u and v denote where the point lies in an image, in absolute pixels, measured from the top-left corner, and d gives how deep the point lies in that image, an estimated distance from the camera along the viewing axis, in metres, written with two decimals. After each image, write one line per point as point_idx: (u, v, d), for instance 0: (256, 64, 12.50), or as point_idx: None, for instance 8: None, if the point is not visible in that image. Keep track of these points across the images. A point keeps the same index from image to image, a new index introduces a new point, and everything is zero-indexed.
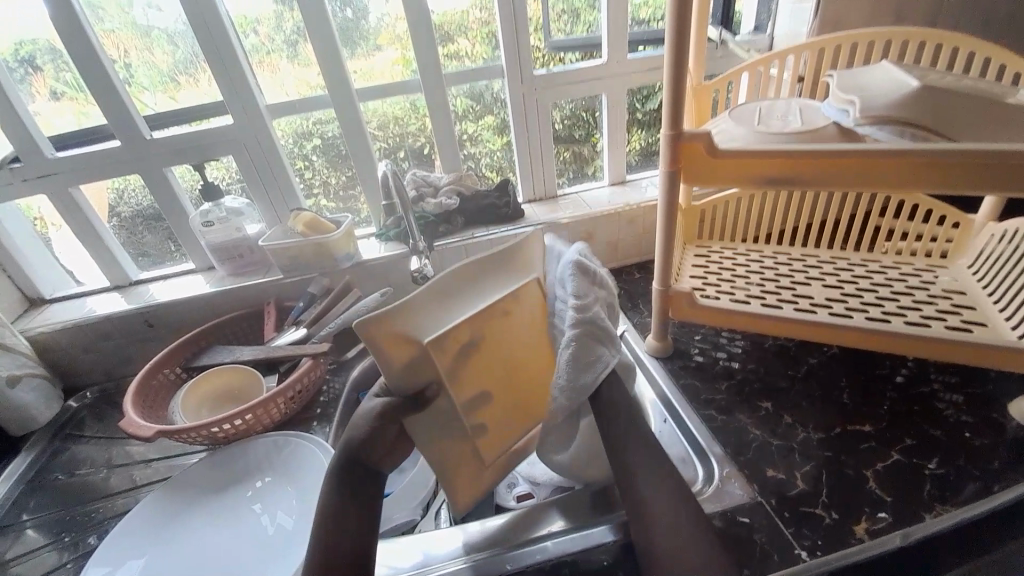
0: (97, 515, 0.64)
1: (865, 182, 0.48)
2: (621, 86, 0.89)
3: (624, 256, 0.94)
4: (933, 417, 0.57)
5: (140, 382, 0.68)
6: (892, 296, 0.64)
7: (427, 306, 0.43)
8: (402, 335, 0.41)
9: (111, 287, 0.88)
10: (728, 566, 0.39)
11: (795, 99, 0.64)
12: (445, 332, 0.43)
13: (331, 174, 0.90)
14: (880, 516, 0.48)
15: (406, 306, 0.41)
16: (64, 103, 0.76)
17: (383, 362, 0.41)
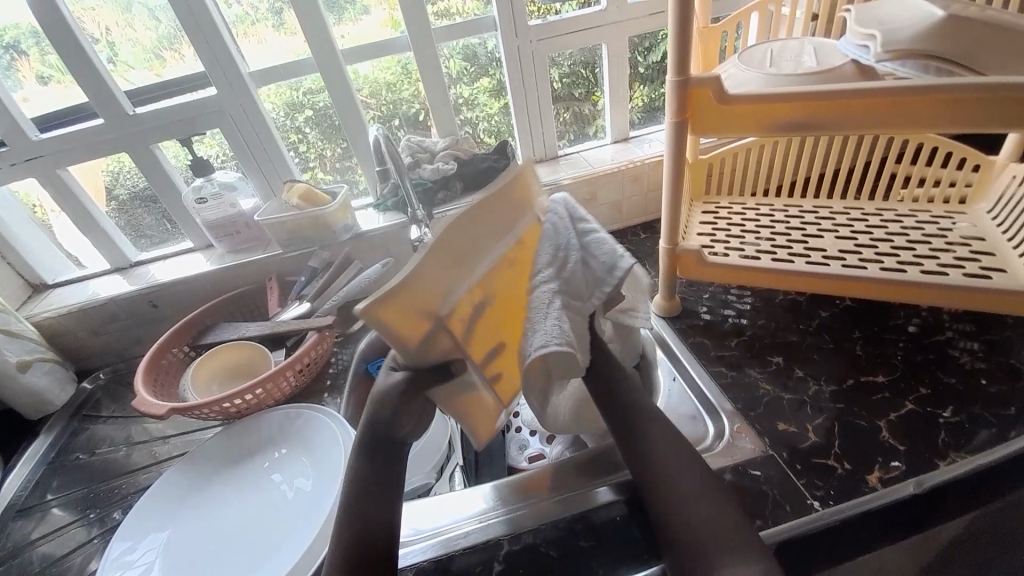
0: (120, 491, 0.66)
1: (880, 125, 0.46)
2: (622, 37, 0.85)
3: (628, 217, 0.91)
4: (948, 365, 0.56)
5: (150, 361, 0.69)
6: (908, 245, 0.62)
7: (441, 268, 0.37)
8: (416, 310, 0.36)
9: (112, 270, 0.87)
10: None
11: (810, 39, 0.60)
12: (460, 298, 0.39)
13: (326, 146, 0.87)
14: (893, 465, 0.48)
15: (415, 274, 0.35)
16: (51, 88, 0.73)
17: (396, 339, 0.35)
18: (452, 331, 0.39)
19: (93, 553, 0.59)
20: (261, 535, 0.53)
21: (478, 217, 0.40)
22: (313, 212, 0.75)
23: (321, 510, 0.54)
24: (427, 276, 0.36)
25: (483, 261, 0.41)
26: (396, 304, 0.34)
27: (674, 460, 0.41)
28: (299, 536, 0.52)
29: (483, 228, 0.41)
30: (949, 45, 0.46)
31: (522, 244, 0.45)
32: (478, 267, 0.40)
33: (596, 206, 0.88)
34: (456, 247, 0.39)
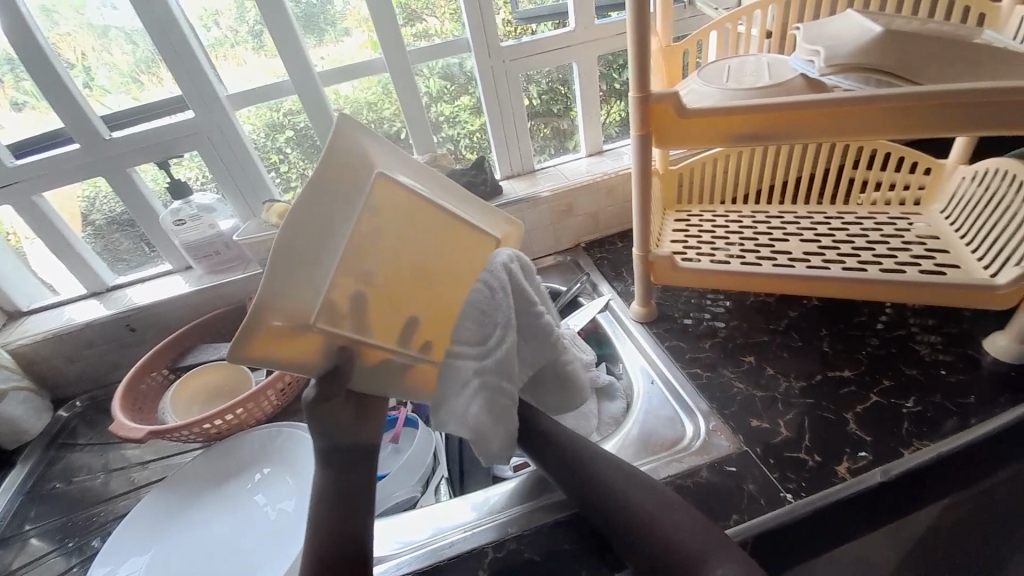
0: (98, 519, 0.65)
1: (831, 135, 0.49)
2: (593, 55, 0.88)
3: (605, 227, 0.94)
4: (910, 357, 0.58)
5: (127, 386, 0.68)
6: (868, 245, 0.65)
7: (289, 281, 0.41)
8: (284, 327, 0.42)
9: (88, 295, 0.86)
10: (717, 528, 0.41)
11: (764, 55, 0.64)
12: (325, 297, 0.44)
13: (307, 166, 0.88)
14: (861, 455, 0.49)
15: (264, 302, 0.41)
16: (27, 113, 0.73)
17: (283, 354, 0.43)
18: (332, 328, 0.45)
19: None
20: (243, 557, 0.53)
21: (314, 216, 0.42)
22: None
23: (303, 529, 0.53)
24: (285, 294, 0.42)
25: (336, 253, 0.44)
26: (263, 336, 0.41)
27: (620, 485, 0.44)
28: (283, 555, 0.52)
29: (326, 224, 0.42)
30: (888, 59, 0.49)
31: (378, 209, 0.45)
32: (334, 262, 0.44)
33: (573, 218, 0.91)
34: (306, 259, 0.42)
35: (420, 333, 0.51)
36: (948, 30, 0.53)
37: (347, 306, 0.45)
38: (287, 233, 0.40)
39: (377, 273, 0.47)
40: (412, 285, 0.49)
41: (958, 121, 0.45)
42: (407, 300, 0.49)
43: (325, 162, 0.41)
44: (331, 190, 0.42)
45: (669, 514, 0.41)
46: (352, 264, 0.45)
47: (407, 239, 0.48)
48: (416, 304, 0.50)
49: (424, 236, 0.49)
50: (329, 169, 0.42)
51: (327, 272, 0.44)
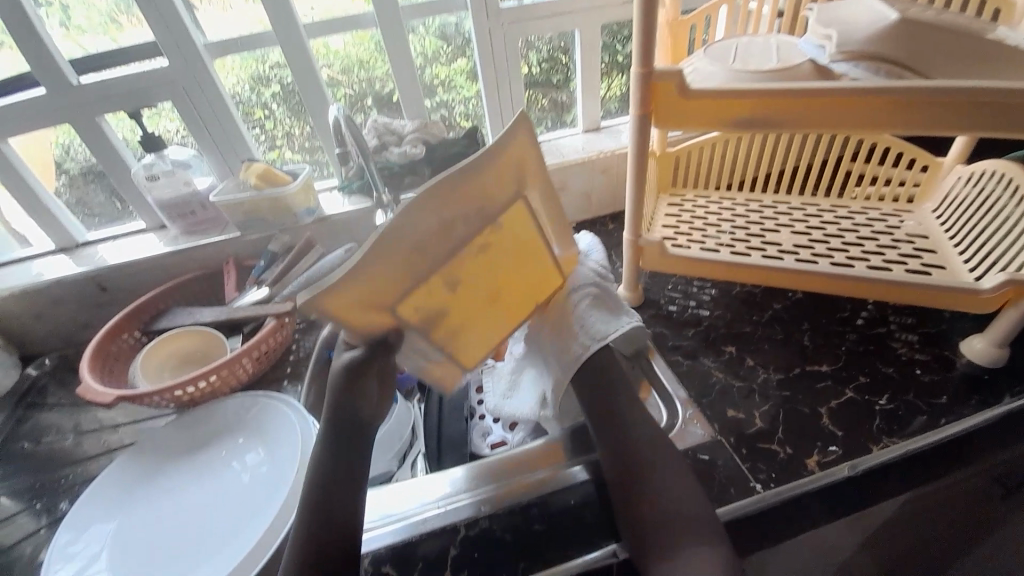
0: (67, 481, 0.64)
1: (838, 127, 0.47)
2: (598, 23, 0.84)
3: (598, 207, 0.92)
4: (887, 355, 0.59)
5: (95, 348, 0.66)
6: (857, 241, 0.64)
7: (392, 260, 0.39)
8: (362, 301, 0.40)
9: (57, 249, 0.82)
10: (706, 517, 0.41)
11: (774, 36, 0.61)
12: (414, 290, 0.42)
13: (294, 124, 0.84)
14: (830, 450, 0.50)
15: (359, 269, 0.38)
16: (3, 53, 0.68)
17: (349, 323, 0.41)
18: (407, 318, 0.43)
19: (42, 542, 0.58)
20: (215, 523, 0.53)
21: (444, 208, 0.40)
22: (273, 192, 0.72)
23: (275, 496, 0.53)
24: (381, 271, 0.39)
25: (446, 254, 0.42)
26: (343, 297, 0.39)
27: (644, 449, 0.45)
28: (255, 522, 0.52)
29: (462, 214, 0.41)
30: (900, 50, 0.48)
31: (502, 222, 0.44)
32: (440, 261, 0.42)
33: (565, 195, 0.89)
34: (427, 234, 0.40)
35: (476, 345, 0.49)
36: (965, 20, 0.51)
37: (429, 296, 0.42)
38: (429, 207, 0.39)
39: (470, 281, 0.44)
40: (485, 299, 0.46)
41: (964, 120, 0.44)
42: (475, 311, 0.46)
43: (488, 163, 0.41)
44: (475, 192, 0.41)
45: (675, 486, 0.42)
46: (455, 266, 0.43)
47: (514, 259, 0.47)
48: (479, 316, 0.47)
49: (528, 259, 0.48)
50: (493, 165, 0.42)
51: (429, 265, 0.41)
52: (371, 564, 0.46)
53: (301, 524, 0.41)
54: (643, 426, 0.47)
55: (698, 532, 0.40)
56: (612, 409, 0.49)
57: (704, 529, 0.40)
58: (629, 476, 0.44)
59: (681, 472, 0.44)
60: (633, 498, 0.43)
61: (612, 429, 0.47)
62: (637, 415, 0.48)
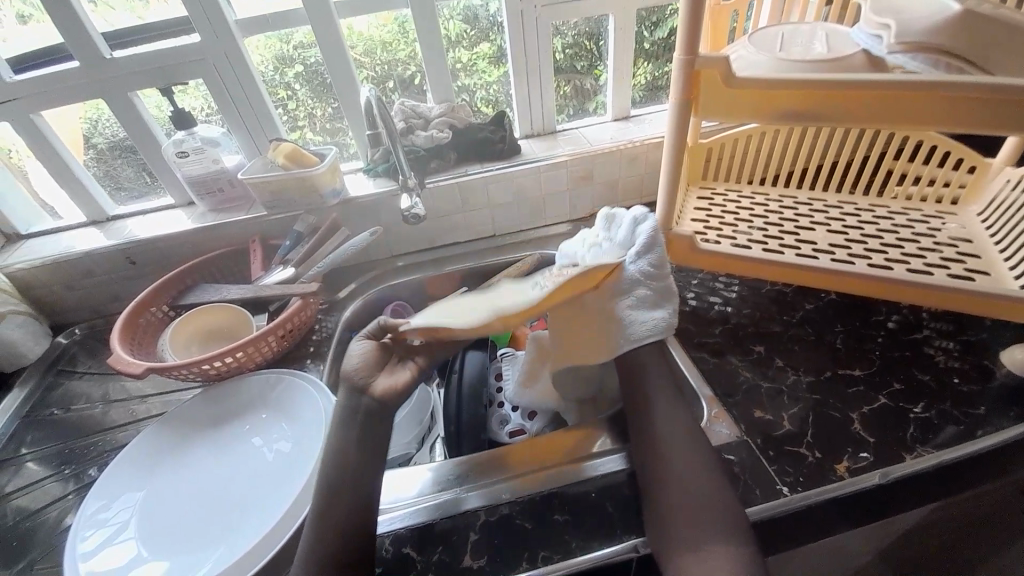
0: (96, 448, 0.66)
1: (896, 125, 0.45)
2: (631, 8, 0.81)
3: (622, 198, 0.90)
4: (923, 362, 0.57)
5: (126, 319, 0.67)
6: (896, 243, 0.62)
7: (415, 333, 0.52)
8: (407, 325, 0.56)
9: (88, 222, 0.84)
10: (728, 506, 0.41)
11: (820, 24, 0.59)
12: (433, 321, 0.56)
13: (316, 105, 0.83)
14: (861, 456, 0.49)
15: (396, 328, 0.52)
16: (30, 28, 0.69)
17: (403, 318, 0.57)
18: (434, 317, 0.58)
19: (68, 508, 0.60)
20: (240, 497, 0.53)
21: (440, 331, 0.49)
22: (299, 172, 0.72)
23: (297, 473, 0.54)
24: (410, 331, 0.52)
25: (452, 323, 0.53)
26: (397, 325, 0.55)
27: (673, 437, 0.46)
28: (278, 496, 0.52)
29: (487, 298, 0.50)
30: (965, 45, 0.45)
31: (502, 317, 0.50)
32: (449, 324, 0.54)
33: (590, 185, 0.87)
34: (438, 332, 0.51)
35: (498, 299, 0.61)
36: None
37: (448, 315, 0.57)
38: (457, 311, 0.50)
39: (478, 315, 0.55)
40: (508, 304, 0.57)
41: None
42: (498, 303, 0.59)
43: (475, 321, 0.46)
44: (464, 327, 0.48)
45: (700, 479, 0.42)
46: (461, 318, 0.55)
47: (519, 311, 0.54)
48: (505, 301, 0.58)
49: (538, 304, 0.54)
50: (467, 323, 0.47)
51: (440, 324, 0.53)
52: (391, 545, 0.47)
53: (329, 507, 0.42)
54: (676, 414, 0.48)
55: (720, 518, 0.40)
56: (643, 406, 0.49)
57: (731, 522, 0.40)
58: (656, 461, 0.45)
59: (709, 461, 0.44)
60: (657, 491, 0.43)
61: (641, 424, 0.48)
62: (670, 402, 0.49)
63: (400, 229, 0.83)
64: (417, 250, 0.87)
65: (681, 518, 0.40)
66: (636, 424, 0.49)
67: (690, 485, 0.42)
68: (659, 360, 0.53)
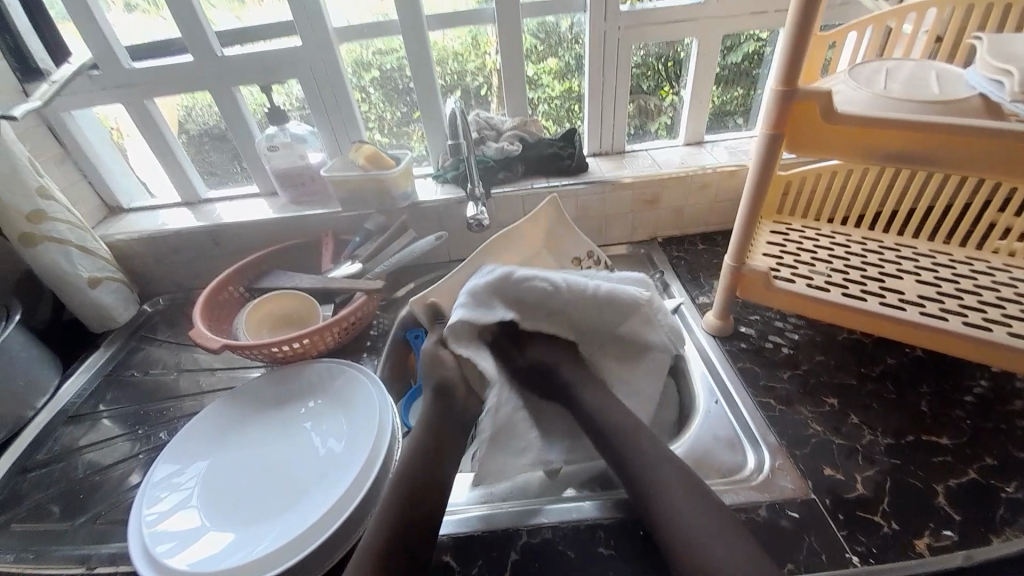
0: (166, 413, 0.71)
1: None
2: (712, 34, 0.80)
3: (688, 225, 0.88)
4: (1021, 437, 0.52)
5: (208, 297, 0.72)
6: (998, 302, 0.56)
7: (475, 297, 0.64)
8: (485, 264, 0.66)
9: (181, 203, 0.91)
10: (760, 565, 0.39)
11: (929, 63, 0.55)
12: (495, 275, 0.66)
13: (387, 109, 0.87)
14: (944, 534, 0.45)
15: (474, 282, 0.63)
16: (137, 17, 0.76)
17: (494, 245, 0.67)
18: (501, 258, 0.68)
19: (136, 467, 0.64)
20: (294, 477, 0.56)
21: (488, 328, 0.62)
22: (376, 173, 0.76)
23: (345, 465, 0.55)
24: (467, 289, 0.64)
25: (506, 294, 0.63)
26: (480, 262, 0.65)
27: (671, 494, 0.44)
28: (326, 486, 0.54)
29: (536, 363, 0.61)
30: None
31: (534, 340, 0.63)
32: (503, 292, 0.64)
33: (655, 210, 0.86)
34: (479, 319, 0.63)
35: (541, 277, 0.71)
36: None
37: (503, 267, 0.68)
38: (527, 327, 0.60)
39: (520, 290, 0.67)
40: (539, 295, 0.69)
41: None
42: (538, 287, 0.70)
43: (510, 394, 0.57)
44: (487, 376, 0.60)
45: (695, 508, 0.43)
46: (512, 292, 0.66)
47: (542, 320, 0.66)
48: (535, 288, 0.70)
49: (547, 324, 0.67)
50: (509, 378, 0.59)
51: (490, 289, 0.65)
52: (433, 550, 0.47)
53: (387, 505, 0.45)
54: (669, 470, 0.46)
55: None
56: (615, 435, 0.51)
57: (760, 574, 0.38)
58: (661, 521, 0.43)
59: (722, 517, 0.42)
60: (653, 524, 0.44)
61: (616, 454, 0.50)
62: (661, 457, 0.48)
63: (464, 235, 0.85)
64: None
65: (683, 557, 0.40)
66: (610, 456, 0.51)
67: (685, 517, 0.42)
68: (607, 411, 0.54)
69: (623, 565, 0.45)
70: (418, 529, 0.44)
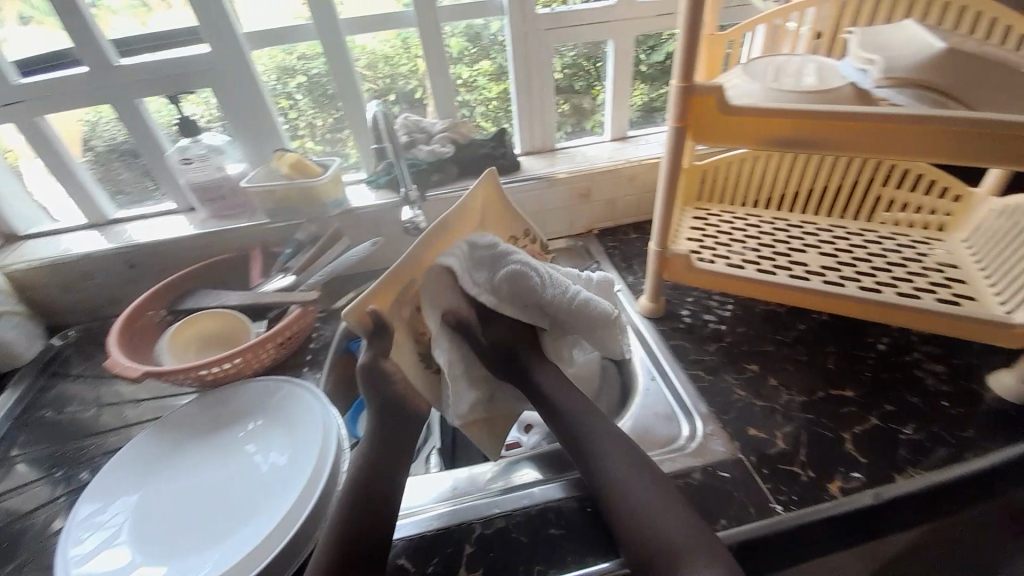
0: (88, 452, 0.65)
1: (900, 154, 0.46)
2: (626, 35, 0.84)
3: (621, 216, 0.92)
4: (913, 384, 0.59)
5: (123, 323, 0.66)
6: (886, 267, 0.63)
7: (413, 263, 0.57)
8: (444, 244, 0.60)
9: (88, 225, 0.84)
10: (694, 521, 0.42)
11: (811, 56, 0.61)
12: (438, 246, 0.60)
13: (318, 115, 0.84)
14: (853, 476, 0.50)
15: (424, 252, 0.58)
16: (32, 28, 0.70)
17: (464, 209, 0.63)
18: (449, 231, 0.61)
19: (58, 511, 0.58)
20: (237, 502, 0.53)
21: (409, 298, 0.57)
22: (298, 183, 0.73)
23: (292, 482, 0.53)
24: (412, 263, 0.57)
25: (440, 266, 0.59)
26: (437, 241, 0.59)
27: (619, 470, 0.46)
28: (271, 506, 0.52)
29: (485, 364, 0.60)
30: (950, 80, 0.49)
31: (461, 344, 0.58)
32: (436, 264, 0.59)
33: (588, 203, 0.89)
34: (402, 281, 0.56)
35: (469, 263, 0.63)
36: (1005, 54, 0.51)
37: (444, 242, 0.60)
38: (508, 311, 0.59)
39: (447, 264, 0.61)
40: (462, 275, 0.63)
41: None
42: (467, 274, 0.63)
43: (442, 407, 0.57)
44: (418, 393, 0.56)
45: (633, 476, 0.45)
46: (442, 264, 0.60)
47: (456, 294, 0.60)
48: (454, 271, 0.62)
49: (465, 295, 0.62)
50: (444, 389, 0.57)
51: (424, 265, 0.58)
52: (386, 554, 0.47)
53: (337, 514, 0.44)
54: (618, 449, 0.48)
55: (682, 542, 0.40)
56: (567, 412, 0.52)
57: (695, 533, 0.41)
58: (614, 493, 0.45)
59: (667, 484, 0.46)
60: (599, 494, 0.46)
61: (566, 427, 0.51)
62: (612, 437, 0.50)
63: (402, 240, 0.84)
64: None
65: (628, 526, 0.43)
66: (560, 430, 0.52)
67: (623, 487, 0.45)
68: (562, 392, 0.55)
69: (575, 545, 0.46)
70: (374, 531, 0.43)
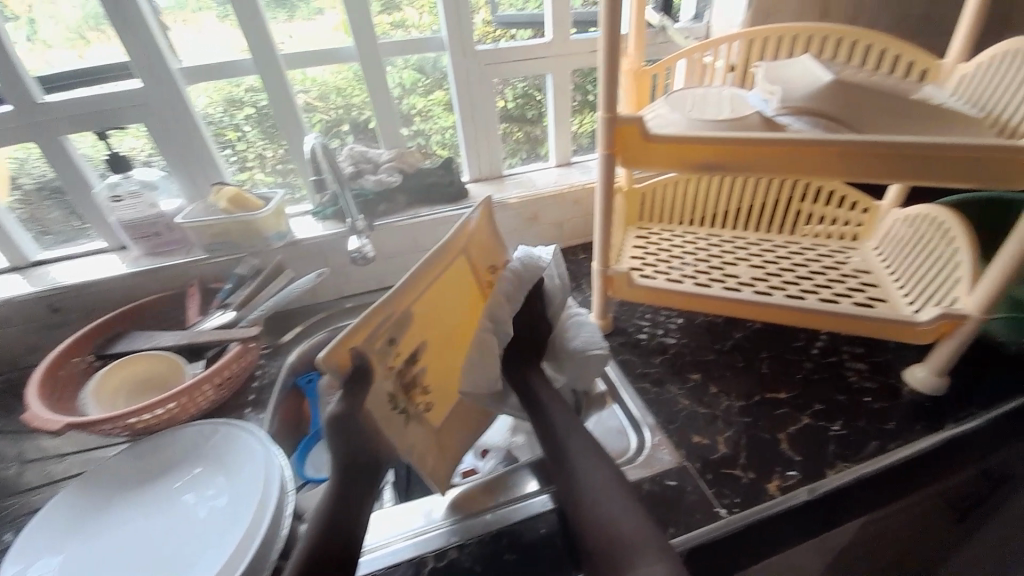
0: (9, 513, 0.59)
1: (809, 174, 0.51)
2: (564, 68, 0.89)
3: (570, 238, 0.95)
4: (841, 383, 0.63)
5: (44, 372, 0.62)
6: (808, 275, 0.68)
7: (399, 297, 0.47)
8: (434, 273, 0.52)
9: (8, 269, 0.78)
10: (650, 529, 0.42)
11: (727, 87, 0.67)
12: (425, 275, 0.50)
13: (267, 146, 0.83)
14: (790, 474, 0.52)
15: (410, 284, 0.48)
16: None
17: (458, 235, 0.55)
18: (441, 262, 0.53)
19: None
20: (173, 559, 0.49)
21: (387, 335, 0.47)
22: (242, 216, 0.72)
23: (233, 532, 0.50)
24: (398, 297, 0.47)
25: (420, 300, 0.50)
26: (428, 271, 0.51)
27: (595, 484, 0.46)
28: (210, 561, 0.48)
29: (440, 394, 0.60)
30: (842, 107, 0.54)
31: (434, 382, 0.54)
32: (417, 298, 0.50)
33: (537, 226, 0.91)
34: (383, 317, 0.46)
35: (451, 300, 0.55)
36: (887, 83, 0.58)
37: (433, 274, 0.52)
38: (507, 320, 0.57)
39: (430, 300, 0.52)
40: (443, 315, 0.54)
41: (910, 170, 0.48)
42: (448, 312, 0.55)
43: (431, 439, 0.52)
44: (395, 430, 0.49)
45: (611, 490, 0.45)
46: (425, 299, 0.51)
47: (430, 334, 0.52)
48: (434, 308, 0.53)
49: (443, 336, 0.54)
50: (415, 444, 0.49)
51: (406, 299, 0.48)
52: None
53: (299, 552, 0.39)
54: (600, 465, 0.48)
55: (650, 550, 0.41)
56: (552, 417, 0.52)
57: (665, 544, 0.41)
58: (586, 506, 0.45)
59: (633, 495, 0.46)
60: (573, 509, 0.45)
61: (549, 435, 0.51)
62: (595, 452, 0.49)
63: (351, 270, 0.84)
64: (366, 290, 0.87)
65: (601, 540, 0.42)
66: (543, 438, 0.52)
67: (600, 496, 0.45)
68: (557, 405, 0.54)
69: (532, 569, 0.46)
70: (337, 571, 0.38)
